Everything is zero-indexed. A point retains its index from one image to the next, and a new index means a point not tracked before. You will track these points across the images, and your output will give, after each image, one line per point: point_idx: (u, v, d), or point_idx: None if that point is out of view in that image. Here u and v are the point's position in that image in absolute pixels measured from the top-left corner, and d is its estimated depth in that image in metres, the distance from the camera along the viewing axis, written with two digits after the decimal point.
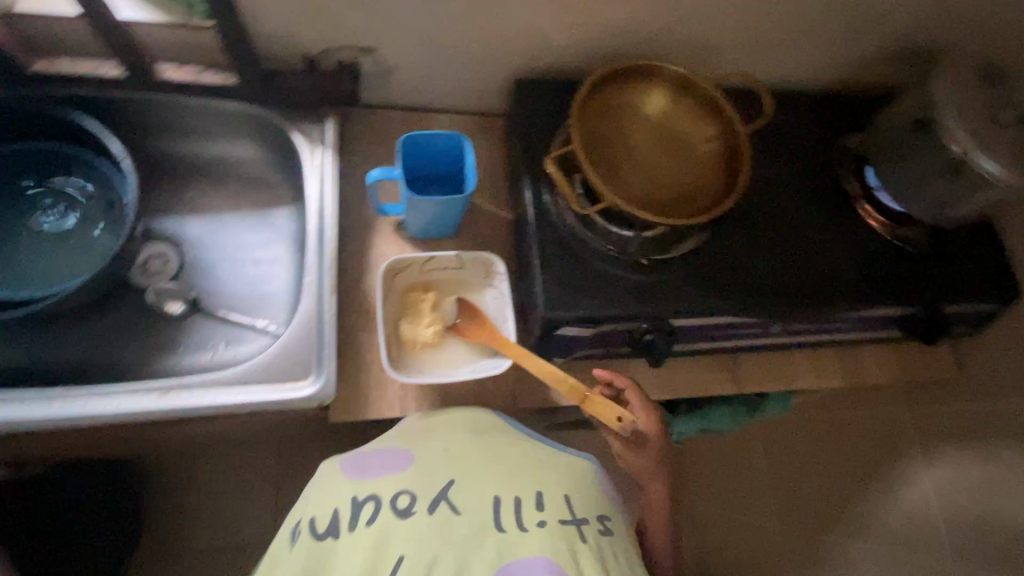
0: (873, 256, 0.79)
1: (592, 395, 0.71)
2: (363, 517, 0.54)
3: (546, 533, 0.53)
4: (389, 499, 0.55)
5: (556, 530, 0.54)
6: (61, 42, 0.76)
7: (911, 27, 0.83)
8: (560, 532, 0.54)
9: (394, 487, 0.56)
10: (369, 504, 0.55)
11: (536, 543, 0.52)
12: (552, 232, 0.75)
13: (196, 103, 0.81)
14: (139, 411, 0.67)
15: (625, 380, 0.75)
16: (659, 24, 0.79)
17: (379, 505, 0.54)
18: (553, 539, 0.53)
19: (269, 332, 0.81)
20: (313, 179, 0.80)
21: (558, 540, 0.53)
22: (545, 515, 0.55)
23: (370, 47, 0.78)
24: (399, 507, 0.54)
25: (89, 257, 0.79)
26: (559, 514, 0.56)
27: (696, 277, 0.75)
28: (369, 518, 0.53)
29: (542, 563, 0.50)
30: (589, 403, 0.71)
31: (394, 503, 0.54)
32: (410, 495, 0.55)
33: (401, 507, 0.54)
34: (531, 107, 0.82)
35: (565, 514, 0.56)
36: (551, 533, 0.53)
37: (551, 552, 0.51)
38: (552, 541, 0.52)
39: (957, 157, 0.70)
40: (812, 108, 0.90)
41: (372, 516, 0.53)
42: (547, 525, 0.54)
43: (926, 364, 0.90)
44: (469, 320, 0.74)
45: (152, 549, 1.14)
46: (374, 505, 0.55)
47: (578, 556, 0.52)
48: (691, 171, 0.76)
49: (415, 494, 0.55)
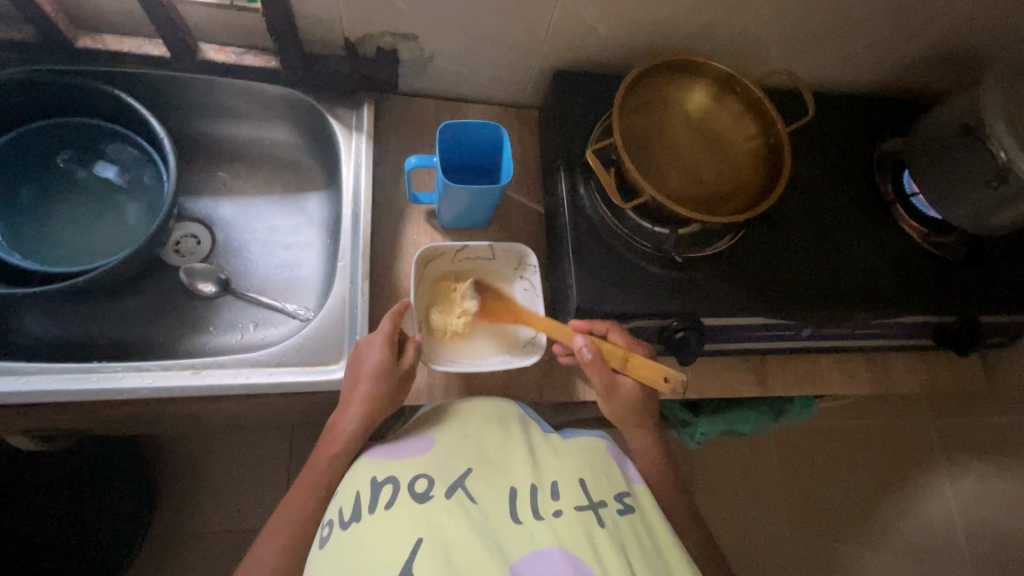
0: (909, 263, 0.78)
1: (635, 357, 0.68)
2: (381, 500, 0.52)
3: (561, 521, 0.49)
4: (408, 482, 0.53)
5: (573, 518, 0.50)
6: (106, 19, 0.77)
7: (959, 31, 0.82)
8: (577, 518, 0.50)
9: (413, 470, 0.54)
10: (388, 486, 0.53)
11: (551, 532, 0.48)
12: (586, 225, 0.75)
13: (235, 84, 0.82)
14: (173, 387, 0.67)
15: (603, 325, 0.71)
16: (704, 20, 0.79)
17: (397, 488, 0.52)
18: (568, 528, 0.49)
19: (299, 316, 0.80)
20: (348, 164, 0.81)
21: (575, 527, 0.49)
22: (560, 504, 0.51)
23: (411, 34, 0.78)
24: (416, 491, 0.52)
25: (124, 235, 0.80)
26: (575, 501, 0.52)
27: (729, 276, 0.74)
28: (387, 500, 0.51)
29: (558, 554, 0.47)
30: (634, 363, 0.68)
31: (412, 487, 0.52)
32: (427, 478, 0.53)
33: (418, 490, 0.52)
34: (568, 100, 0.81)
35: (581, 500, 0.52)
36: (567, 522, 0.49)
37: (567, 541, 0.47)
38: (567, 530, 0.48)
39: (1003, 164, 0.68)
40: (850, 110, 0.90)
41: (391, 498, 0.51)
42: (562, 514, 0.50)
43: (957, 373, 0.89)
44: (495, 303, 0.75)
45: (164, 527, 1.15)
46: (392, 487, 0.53)
47: (596, 543, 0.48)
48: (731, 168, 0.75)
49: (432, 478, 0.53)
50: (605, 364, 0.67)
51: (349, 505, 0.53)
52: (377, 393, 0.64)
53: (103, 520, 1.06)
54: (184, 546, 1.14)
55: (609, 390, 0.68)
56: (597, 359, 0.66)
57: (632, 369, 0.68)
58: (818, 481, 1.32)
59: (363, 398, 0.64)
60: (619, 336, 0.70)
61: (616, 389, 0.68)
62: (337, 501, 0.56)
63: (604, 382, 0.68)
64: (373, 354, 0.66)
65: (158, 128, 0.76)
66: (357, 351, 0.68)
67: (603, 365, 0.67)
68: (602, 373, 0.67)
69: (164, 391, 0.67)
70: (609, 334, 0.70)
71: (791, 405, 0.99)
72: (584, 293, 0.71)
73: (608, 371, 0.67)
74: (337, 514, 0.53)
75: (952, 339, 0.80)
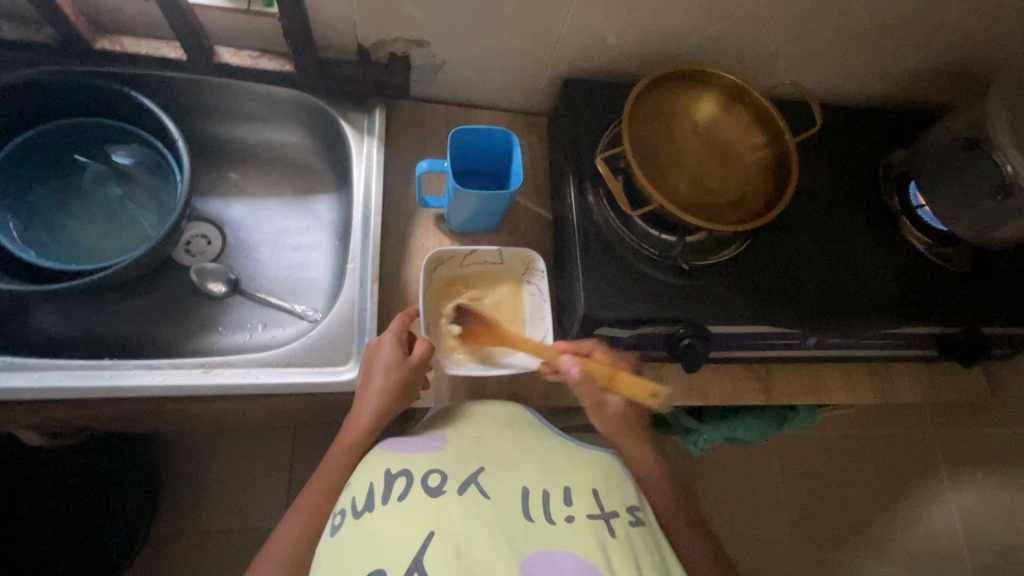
0: (915, 273, 0.79)
1: (620, 373, 0.67)
2: (394, 491, 0.52)
3: (574, 527, 0.49)
4: (420, 476, 0.53)
5: (585, 525, 0.50)
6: (124, 22, 0.78)
7: (966, 43, 0.83)
8: (590, 525, 0.50)
9: (427, 465, 0.55)
10: (402, 479, 0.53)
11: (563, 537, 0.48)
12: (594, 230, 0.76)
13: (250, 87, 0.83)
14: (184, 386, 0.68)
15: (587, 343, 0.71)
16: (713, 30, 0.79)
17: (410, 481, 0.53)
18: (580, 533, 0.49)
19: (307, 317, 0.81)
20: (359, 168, 0.82)
21: (588, 534, 0.49)
22: (573, 509, 0.51)
23: (423, 40, 0.79)
24: (429, 485, 0.52)
25: (135, 236, 0.81)
26: (586, 507, 0.52)
27: (736, 284, 0.75)
28: (400, 492, 0.52)
29: (571, 558, 0.46)
30: (618, 382, 0.67)
31: (425, 481, 0.52)
32: (440, 474, 0.53)
33: (431, 485, 0.52)
34: (577, 107, 0.83)
35: (592, 506, 0.52)
36: (578, 526, 0.49)
37: (579, 545, 0.47)
38: (578, 536, 0.48)
39: (1009, 178, 0.68)
40: (856, 121, 0.91)
41: (403, 491, 0.52)
42: (575, 519, 0.50)
43: (960, 383, 0.89)
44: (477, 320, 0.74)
45: (166, 524, 1.15)
46: (405, 480, 0.53)
47: (607, 551, 0.48)
48: (740, 178, 0.76)
49: (445, 474, 0.53)
50: (592, 384, 0.67)
51: (360, 495, 0.53)
52: (389, 391, 0.65)
53: (106, 516, 1.07)
54: (185, 545, 1.14)
55: (597, 408, 0.67)
56: (582, 380, 0.66)
57: (620, 385, 0.67)
58: (820, 487, 1.35)
59: (376, 394, 0.65)
60: (602, 352, 0.70)
61: (606, 407, 0.67)
62: (349, 491, 0.56)
63: (592, 402, 0.67)
64: (383, 350, 0.67)
65: (173, 130, 0.77)
66: (368, 351, 0.69)
67: (590, 386, 0.67)
68: (590, 393, 0.67)
69: (175, 389, 0.67)
70: (594, 351, 0.70)
71: (794, 413, 0.99)
72: (590, 299, 0.72)
73: (596, 391, 0.67)
74: (348, 504, 0.54)
75: (957, 348, 0.81)
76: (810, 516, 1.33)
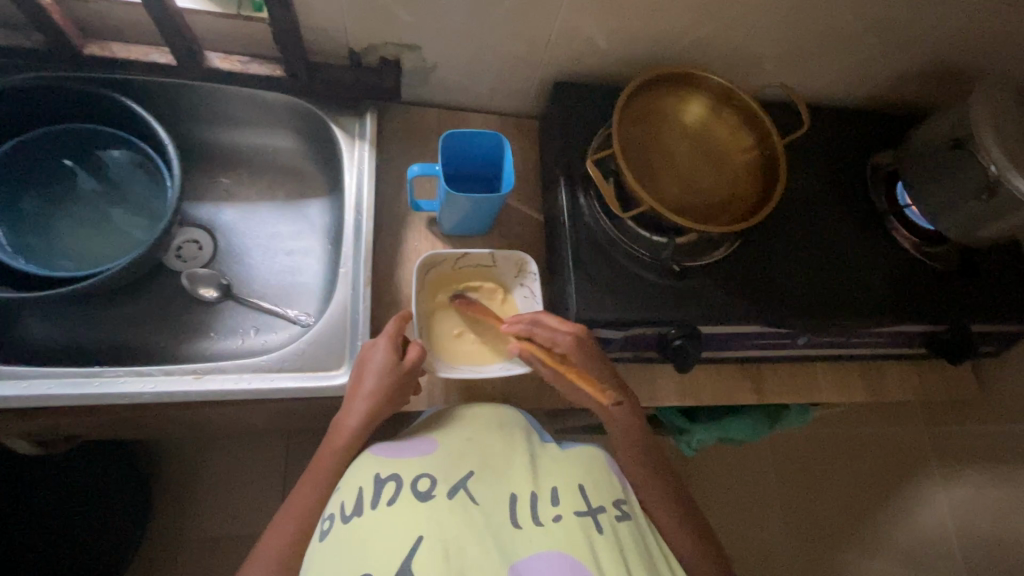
0: (903, 272, 0.80)
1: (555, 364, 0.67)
2: (384, 496, 0.52)
3: (562, 527, 0.49)
4: (410, 481, 0.53)
5: (574, 525, 0.50)
6: (116, 27, 0.78)
7: (951, 45, 0.84)
8: (578, 525, 0.50)
9: (417, 469, 0.55)
10: (391, 484, 0.53)
11: (552, 538, 0.48)
12: (585, 232, 0.76)
13: (243, 92, 0.83)
14: (175, 392, 0.67)
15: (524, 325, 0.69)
16: (701, 33, 0.80)
17: (400, 485, 0.53)
18: (568, 533, 0.49)
19: (299, 322, 0.81)
20: (351, 171, 0.82)
21: (576, 534, 0.49)
22: (562, 509, 0.51)
23: (414, 45, 0.80)
24: (418, 490, 0.52)
25: (125, 243, 0.81)
26: (576, 506, 0.52)
27: (726, 285, 0.75)
28: (389, 498, 0.51)
29: (560, 558, 0.47)
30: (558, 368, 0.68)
31: (415, 486, 0.52)
32: (430, 478, 0.53)
33: (420, 489, 0.52)
34: (567, 111, 0.83)
35: (582, 506, 0.52)
36: (567, 526, 0.49)
37: (568, 545, 0.48)
38: (566, 535, 0.49)
39: (992, 177, 0.69)
40: (843, 123, 0.92)
41: (392, 495, 0.52)
42: (563, 520, 0.50)
43: (948, 379, 0.90)
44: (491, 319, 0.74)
45: (159, 532, 1.14)
46: (395, 485, 0.53)
47: (595, 549, 0.48)
48: (726, 179, 0.77)
49: (435, 478, 0.53)
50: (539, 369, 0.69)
51: (350, 500, 0.53)
52: (380, 391, 0.65)
53: (98, 523, 1.06)
54: (179, 553, 1.14)
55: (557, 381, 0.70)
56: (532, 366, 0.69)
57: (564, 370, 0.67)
58: (816, 491, 1.37)
59: (367, 393, 0.65)
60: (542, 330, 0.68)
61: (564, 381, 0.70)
62: (339, 495, 0.56)
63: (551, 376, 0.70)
64: (377, 353, 0.67)
65: (162, 135, 0.76)
66: (361, 353, 0.69)
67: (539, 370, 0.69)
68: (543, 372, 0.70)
69: (166, 395, 0.67)
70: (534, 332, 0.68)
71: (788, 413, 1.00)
72: (581, 301, 0.72)
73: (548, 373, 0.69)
74: (337, 509, 0.53)
75: (945, 347, 0.81)
76: (807, 521, 1.35)
